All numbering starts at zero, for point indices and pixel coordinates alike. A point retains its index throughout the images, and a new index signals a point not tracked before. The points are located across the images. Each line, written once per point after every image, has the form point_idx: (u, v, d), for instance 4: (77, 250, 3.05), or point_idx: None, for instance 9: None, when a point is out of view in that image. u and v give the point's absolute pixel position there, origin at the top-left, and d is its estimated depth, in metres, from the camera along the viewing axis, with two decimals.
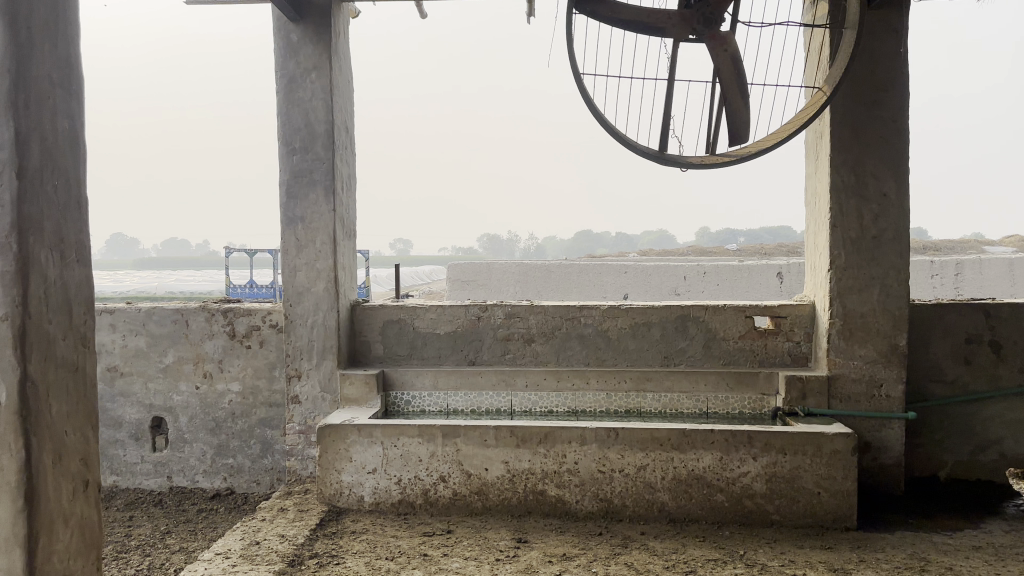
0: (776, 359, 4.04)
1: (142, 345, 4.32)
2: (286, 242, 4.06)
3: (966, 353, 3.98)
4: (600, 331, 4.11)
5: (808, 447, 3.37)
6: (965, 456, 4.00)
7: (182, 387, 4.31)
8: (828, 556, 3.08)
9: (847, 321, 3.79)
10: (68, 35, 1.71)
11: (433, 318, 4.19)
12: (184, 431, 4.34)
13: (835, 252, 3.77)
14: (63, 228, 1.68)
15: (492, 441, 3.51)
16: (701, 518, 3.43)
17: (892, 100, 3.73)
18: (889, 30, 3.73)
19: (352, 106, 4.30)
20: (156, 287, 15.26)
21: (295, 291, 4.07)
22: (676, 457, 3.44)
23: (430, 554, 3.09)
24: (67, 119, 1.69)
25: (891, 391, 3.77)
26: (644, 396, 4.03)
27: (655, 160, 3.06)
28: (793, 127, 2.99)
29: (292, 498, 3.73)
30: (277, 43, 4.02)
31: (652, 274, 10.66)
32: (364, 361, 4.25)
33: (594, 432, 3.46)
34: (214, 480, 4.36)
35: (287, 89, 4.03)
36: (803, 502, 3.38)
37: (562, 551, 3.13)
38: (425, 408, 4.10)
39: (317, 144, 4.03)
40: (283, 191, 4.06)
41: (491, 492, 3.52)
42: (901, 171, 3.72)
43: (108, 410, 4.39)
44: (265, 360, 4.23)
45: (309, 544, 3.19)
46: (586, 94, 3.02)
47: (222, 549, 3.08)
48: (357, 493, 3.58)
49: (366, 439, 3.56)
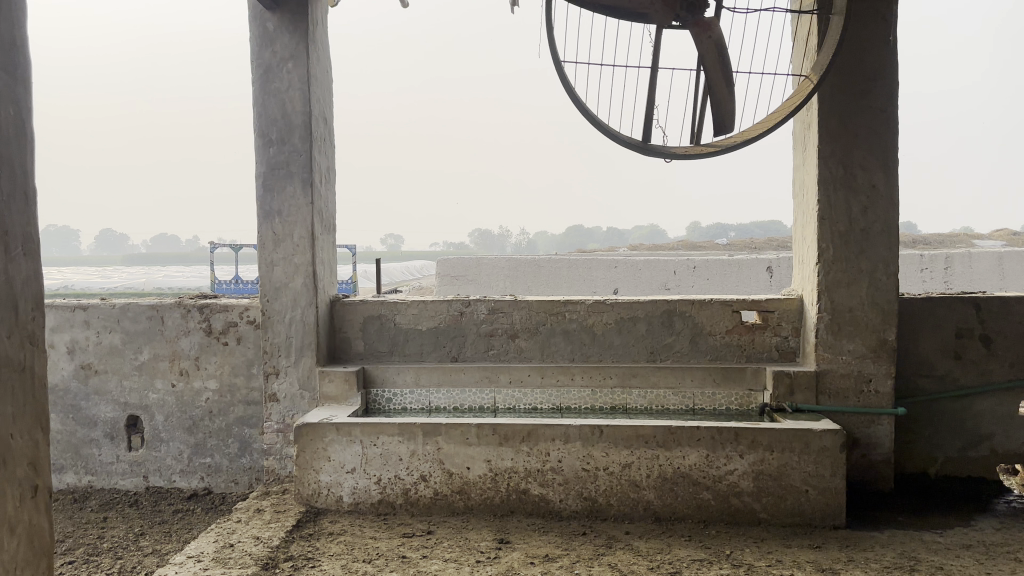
0: (763, 354, 3.97)
1: (117, 342, 4.22)
2: (263, 236, 3.97)
3: (956, 347, 3.92)
4: (585, 327, 4.03)
5: (796, 444, 3.30)
6: (955, 452, 3.94)
7: (158, 384, 4.22)
8: (816, 556, 3.01)
9: (835, 315, 3.72)
10: (12, 16, 1.61)
11: (415, 313, 4.10)
12: (161, 429, 4.25)
13: (824, 245, 3.70)
14: (7, 221, 1.58)
15: (474, 439, 3.43)
16: (687, 516, 3.36)
17: (881, 90, 3.66)
18: (878, 18, 3.65)
19: (330, 96, 4.20)
20: (144, 282, 15.12)
21: (273, 287, 3.98)
22: (661, 455, 3.36)
23: (409, 556, 3.01)
24: (12, 105, 1.60)
25: (880, 386, 3.71)
26: (631, 393, 3.96)
27: (638, 150, 2.98)
28: (779, 116, 2.92)
29: (269, 499, 3.64)
30: (252, 32, 3.91)
31: (641, 267, 10.71)
32: (345, 359, 4.16)
33: (578, 430, 3.38)
34: (191, 480, 4.27)
35: (263, 79, 3.93)
36: (791, 500, 3.31)
37: (545, 552, 3.05)
38: (407, 406, 4.02)
39: (294, 135, 3.93)
40: (259, 183, 3.97)
41: (473, 491, 3.44)
42: (890, 163, 3.66)
43: (81, 409, 4.29)
44: (242, 357, 4.14)
45: (285, 546, 3.10)
46: (568, 84, 2.93)
47: (195, 553, 2.99)
48: (336, 493, 3.50)
49: (345, 438, 3.48)
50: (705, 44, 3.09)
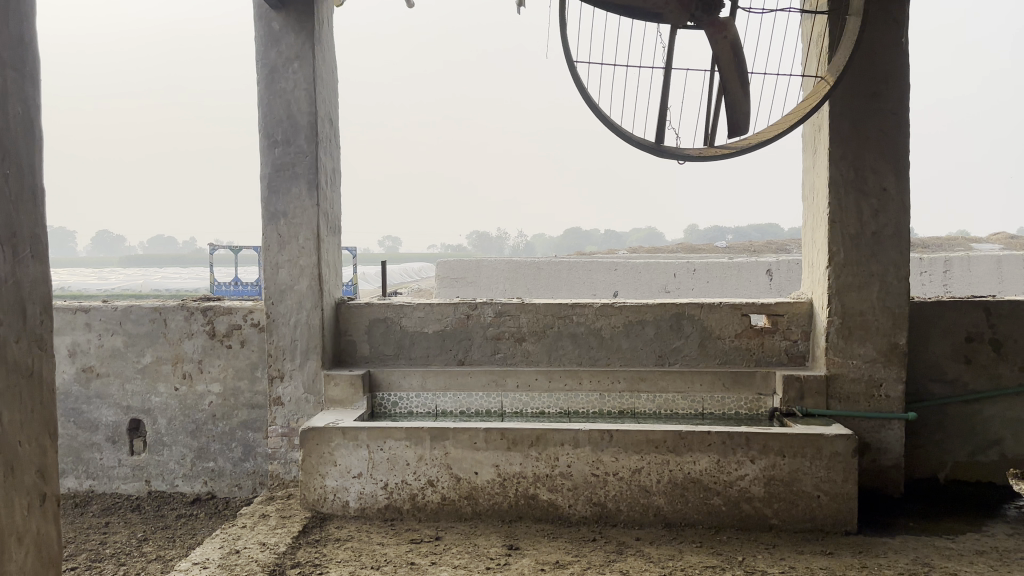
0: (772, 358, 3.94)
1: (119, 345, 4.18)
2: (268, 237, 3.93)
3: (966, 352, 3.89)
4: (592, 330, 4.00)
5: (807, 449, 3.27)
6: (965, 456, 3.91)
7: (160, 388, 4.17)
8: (830, 562, 2.98)
9: (846, 319, 3.69)
10: (21, 12, 1.57)
11: (421, 316, 4.06)
12: (163, 433, 4.20)
13: (835, 248, 3.66)
14: (15, 221, 1.54)
15: (482, 443, 3.39)
16: (698, 522, 3.32)
17: (893, 92, 3.63)
18: (890, 20, 3.62)
19: (336, 97, 4.16)
20: (140, 283, 15.03)
21: (278, 289, 3.94)
22: (672, 460, 3.33)
23: (417, 562, 2.97)
24: (21, 103, 1.56)
25: (891, 391, 3.68)
26: (639, 397, 3.92)
27: (651, 151, 2.94)
28: (795, 118, 2.88)
29: (274, 504, 3.59)
30: (257, 32, 3.87)
31: (641, 270, 10.62)
32: (350, 362, 4.12)
33: (587, 435, 3.34)
34: (193, 485, 4.22)
35: (268, 80, 3.89)
36: (803, 506, 3.28)
37: (555, 558, 3.01)
38: (413, 409, 3.98)
39: (299, 136, 3.89)
40: (263, 184, 3.92)
41: (481, 497, 3.40)
42: (902, 165, 3.63)
43: (83, 413, 4.24)
44: (246, 360, 4.09)
45: (291, 552, 3.06)
46: (580, 84, 2.90)
47: (200, 559, 2.94)
48: (342, 499, 3.46)
49: (351, 442, 3.44)
50: (719, 44, 3.06)
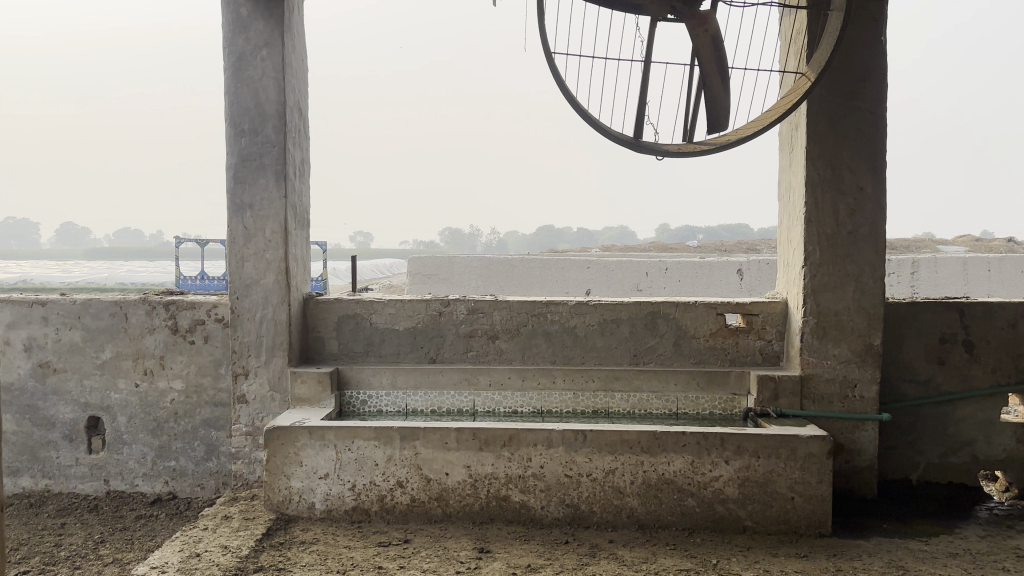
0: (747, 358, 3.90)
1: (77, 339, 4.03)
2: (233, 230, 3.81)
3: (940, 353, 3.89)
4: (566, 329, 3.93)
5: (782, 450, 3.23)
6: (937, 458, 3.91)
7: (121, 385, 4.03)
8: (804, 564, 2.94)
9: (821, 319, 3.66)
10: None
11: (392, 312, 3.97)
12: (123, 431, 4.07)
13: (811, 248, 3.63)
14: None
15: (454, 443, 3.31)
16: (672, 524, 3.27)
17: (870, 91, 3.61)
18: (868, 20, 3.60)
19: (305, 86, 4.05)
20: (105, 275, 14.58)
21: (242, 283, 3.83)
22: (646, 461, 3.27)
23: (385, 566, 2.88)
24: None
25: (865, 392, 3.66)
26: (613, 396, 3.87)
27: (629, 146, 2.88)
28: (776, 114, 2.83)
29: (237, 505, 3.48)
30: (225, 17, 3.76)
31: (615, 269, 10.59)
32: (318, 358, 4.02)
33: (561, 435, 3.28)
34: (154, 485, 4.08)
35: (235, 67, 3.76)
36: (777, 507, 3.24)
37: (527, 562, 2.94)
38: (383, 408, 3.89)
39: (267, 126, 3.78)
40: (230, 175, 3.80)
41: (451, 498, 3.32)
42: (878, 165, 3.61)
43: (38, 410, 4.09)
44: (210, 357, 3.97)
45: (254, 556, 2.95)
46: (558, 77, 2.82)
47: (158, 563, 2.83)
48: (308, 500, 3.36)
49: (318, 442, 3.34)
50: (700, 37, 3.01)
